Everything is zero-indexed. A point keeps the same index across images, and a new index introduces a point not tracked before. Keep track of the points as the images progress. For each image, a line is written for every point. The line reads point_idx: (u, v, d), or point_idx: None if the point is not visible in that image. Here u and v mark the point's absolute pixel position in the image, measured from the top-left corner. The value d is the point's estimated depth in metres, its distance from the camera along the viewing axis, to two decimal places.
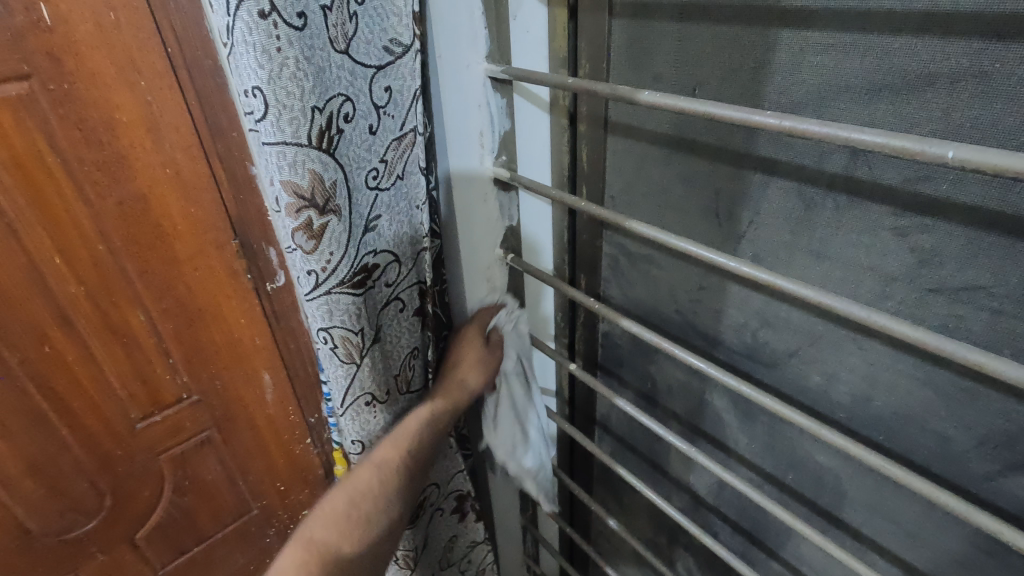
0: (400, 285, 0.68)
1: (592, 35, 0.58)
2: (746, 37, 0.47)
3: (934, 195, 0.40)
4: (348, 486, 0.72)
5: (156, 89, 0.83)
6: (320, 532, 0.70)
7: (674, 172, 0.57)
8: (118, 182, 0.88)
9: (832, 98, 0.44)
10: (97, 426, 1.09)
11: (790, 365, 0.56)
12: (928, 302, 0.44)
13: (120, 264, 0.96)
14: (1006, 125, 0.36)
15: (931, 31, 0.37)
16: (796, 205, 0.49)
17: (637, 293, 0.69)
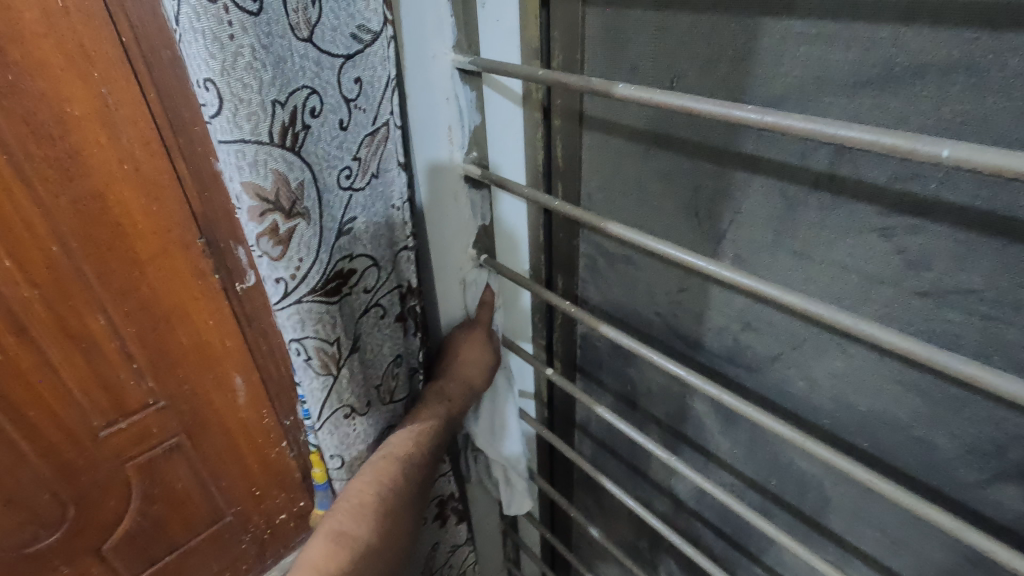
0: (381, 290, 0.65)
1: (566, 23, 0.54)
2: (726, 26, 0.44)
3: (923, 195, 0.38)
4: (368, 472, 0.68)
5: (110, 80, 0.78)
6: (346, 523, 0.65)
7: (652, 169, 0.54)
8: (70, 179, 0.83)
9: (816, 92, 0.41)
10: (56, 434, 1.04)
11: (773, 370, 0.54)
12: (916, 306, 0.42)
13: (76, 265, 0.90)
14: (999, 120, 0.34)
15: (919, 20, 0.35)
16: (779, 205, 0.46)
17: (615, 295, 0.66)
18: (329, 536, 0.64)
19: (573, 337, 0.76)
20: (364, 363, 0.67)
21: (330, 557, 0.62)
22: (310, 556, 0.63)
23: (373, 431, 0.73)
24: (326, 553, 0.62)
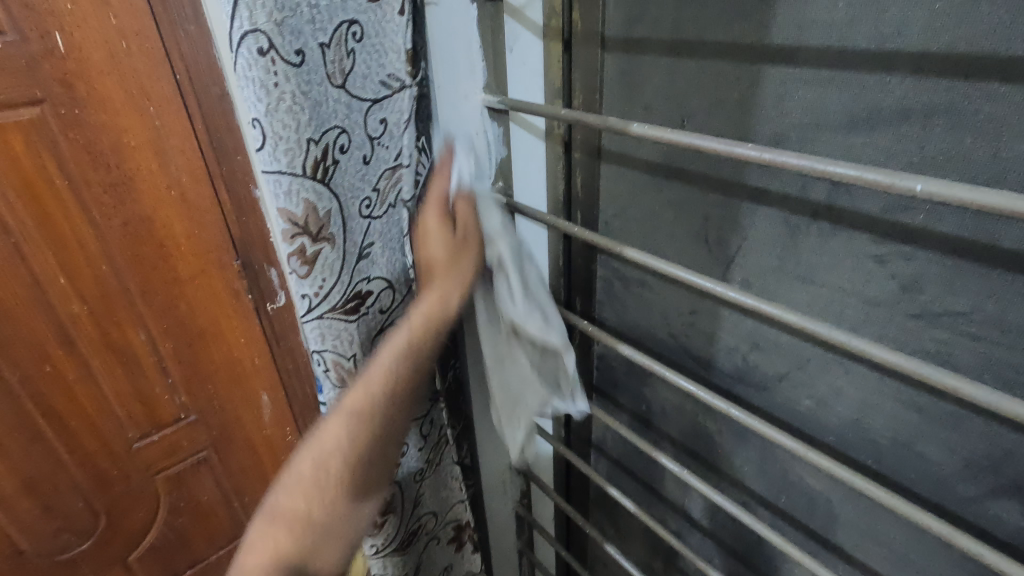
0: (395, 310, 0.68)
1: (585, 68, 0.60)
2: (731, 72, 0.49)
3: (912, 224, 0.42)
4: (314, 440, 0.62)
5: (164, 113, 0.85)
6: (289, 502, 0.62)
7: (665, 199, 0.59)
8: (123, 204, 0.90)
9: (814, 131, 0.46)
10: (94, 444, 1.09)
11: (781, 388, 0.57)
12: (911, 327, 0.45)
13: (123, 283, 0.97)
14: (976, 159, 0.38)
15: (901, 69, 0.39)
16: (782, 232, 0.50)
17: (632, 317, 0.70)
18: (274, 514, 0.62)
19: (589, 358, 0.79)
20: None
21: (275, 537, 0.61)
22: (259, 539, 0.62)
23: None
24: (274, 531, 0.62)
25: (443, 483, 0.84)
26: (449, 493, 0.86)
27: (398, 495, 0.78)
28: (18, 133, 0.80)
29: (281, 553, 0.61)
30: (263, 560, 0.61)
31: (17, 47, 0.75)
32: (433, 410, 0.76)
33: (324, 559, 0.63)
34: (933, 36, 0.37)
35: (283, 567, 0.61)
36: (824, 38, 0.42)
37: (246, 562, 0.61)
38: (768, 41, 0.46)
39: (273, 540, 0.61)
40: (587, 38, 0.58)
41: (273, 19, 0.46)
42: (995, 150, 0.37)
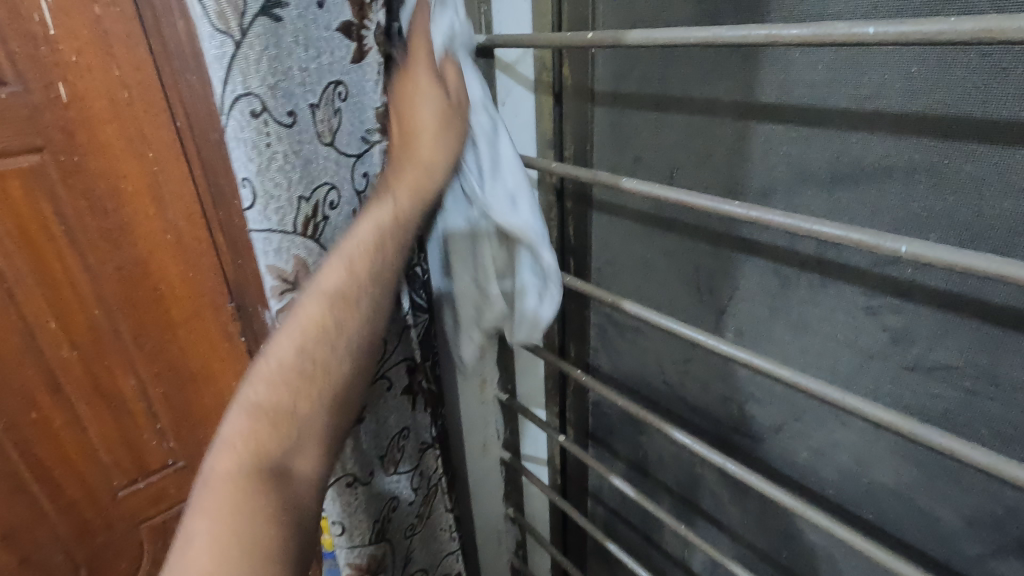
0: (387, 363, 0.63)
1: (577, 122, 0.61)
2: (716, 127, 0.50)
3: (899, 278, 0.42)
4: (293, 319, 0.48)
5: (163, 158, 0.87)
6: (267, 396, 0.47)
7: (657, 248, 0.59)
8: (119, 249, 0.90)
9: (801, 186, 0.47)
10: (79, 493, 1.07)
11: (778, 439, 0.56)
12: (906, 378, 0.45)
13: (115, 327, 0.96)
14: (960, 218, 0.39)
15: (883, 128, 0.40)
16: (773, 282, 0.51)
17: (626, 365, 0.69)
18: (251, 413, 0.46)
19: (585, 405, 0.78)
20: (368, 438, 0.65)
21: (251, 441, 0.45)
22: (230, 443, 0.45)
23: (378, 505, 0.70)
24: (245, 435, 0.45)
25: (434, 536, 0.80)
26: (439, 547, 0.81)
27: (388, 554, 0.74)
28: (17, 180, 0.81)
29: (261, 461, 0.45)
30: (237, 469, 0.43)
31: (20, 96, 0.76)
32: (424, 461, 0.72)
33: (303, 474, 0.47)
34: (913, 100, 0.38)
35: (264, 478, 0.44)
36: (808, 100, 0.44)
37: (209, 480, 0.43)
38: (754, 99, 0.47)
39: (250, 445, 0.45)
40: (578, 91, 0.60)
41: (267, 83, 0.47)
42: (978, 209, 0.38)
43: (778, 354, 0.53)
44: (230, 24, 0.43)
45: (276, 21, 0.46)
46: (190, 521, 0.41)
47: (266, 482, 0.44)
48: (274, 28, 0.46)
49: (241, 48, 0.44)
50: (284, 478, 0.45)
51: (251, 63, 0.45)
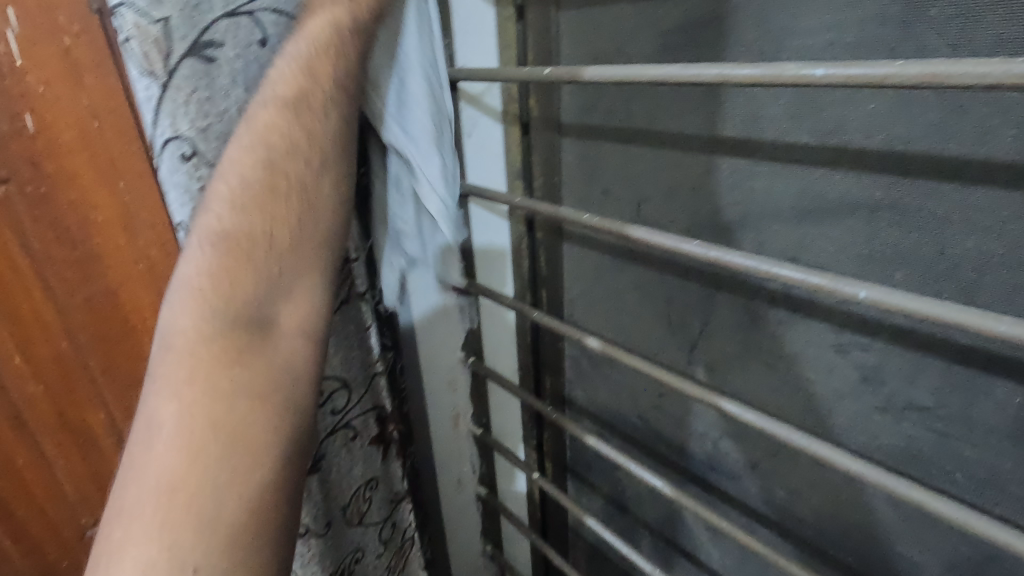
0: (349, 413, 0.61)
1: (545, 152, 0.60)
2: (686, 160, 0.51)
3: (868, 316, 0.43)
4: (248, 132, 0.44)
5: (133, 175, 0.65)
6: (232, 223, 0.43)
7: (629, 281, 0.59)
8: (92, 281, 0.72)
9: (766, 221, 0.48)
10: (44, 536, 1.00)
11: (754, 478, 0.54)
12: (876, 416, 0.46)
13: (83, 357, 0.81)
14: (924, 255, 0.40)
15: (843, 164, 0.42)
16: (743, 316, 0.51)
17: (602, 398, 0.67)
18: (216, 244, 0.43)
19: (562, 440, 0.75)
20: (329, 492, 0.62)
21: (224, 275, 0.43)
22: (191, 285, 0.42)
23: (337, 559, 0.66)
24: (210, 273, 0.43)
25: None
26: None
27: None
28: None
29: (233, 305, 0.43)
30: (201, 322, 0.42)
31: None
32: (398, 512, 0.72)
33: (290, 321, 0.45)
34: (872, 136, 0.40)
35: (240, 330, 0.43)
36: (775, 134, 0.45)
37: (173, 333, 0.42)
38: (718, 134, 0.48)
39: (215, 289, 0.43)
40: (546, 122, 0.59)
41: (196, 126, 0.47)
42: (943, 246, 0.39)
43: (754, 386, 0.53)
44: (154, 64, 0.44)
45: (207, 63, 0.46)
46: (160, 381, 0.41)
47: (245, 329, 0.43)
48: (204, 69, 0.46)
49: (167, 90, 0.45)
50: (262, 327, 0.44)
51: (178, 106, 0.46)
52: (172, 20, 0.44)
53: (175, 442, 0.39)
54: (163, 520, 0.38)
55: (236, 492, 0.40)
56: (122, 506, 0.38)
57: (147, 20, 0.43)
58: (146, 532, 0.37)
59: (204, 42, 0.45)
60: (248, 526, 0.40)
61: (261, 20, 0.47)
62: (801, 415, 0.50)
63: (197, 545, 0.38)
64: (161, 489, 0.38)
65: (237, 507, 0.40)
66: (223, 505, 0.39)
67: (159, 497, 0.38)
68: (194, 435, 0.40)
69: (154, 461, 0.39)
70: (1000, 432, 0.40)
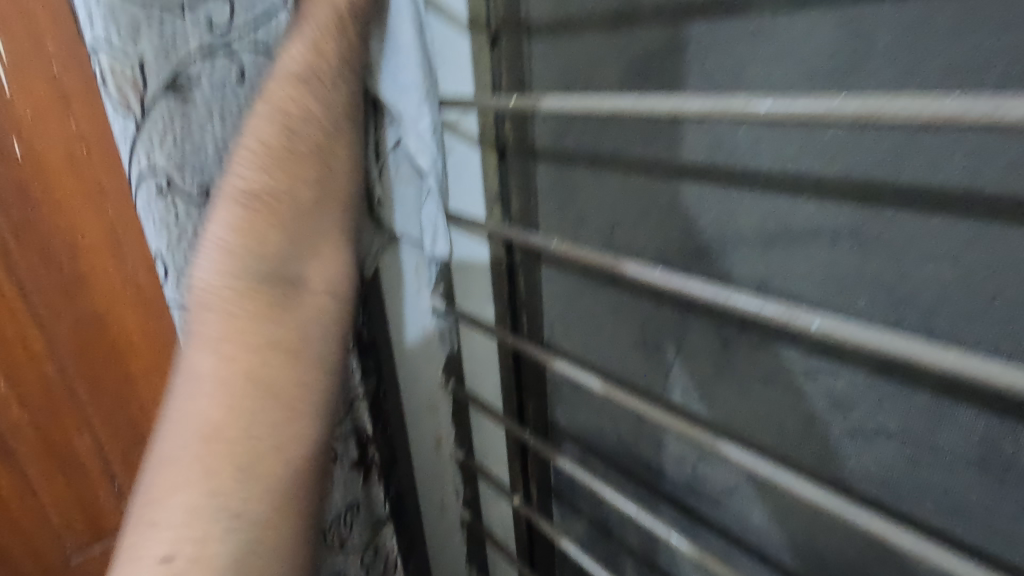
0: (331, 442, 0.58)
1: (521, 172, 0.64)
2: (656, 193, 0.59)
3: (826, 344, 0.50)
4: (267, 100, 0.45)
5: (113, 185, 0.82)
6: (260, 185, 0.46)
7: (606, 304, 0.65)
8: (76, 302, 0.89)
9: (735, 245, 0.55)
10: (27, 559, 1.04)
11: (731, 503, 0.60)
12: (843, 442, 0.52)
13: (76, 392, 0.96)
14: (860, 301, 0.49)
15: (803, 191, 0.49)
16: (715, 341, 0.58)
17: (587, 426, 0.71)
18: (246, 202, 0.46)
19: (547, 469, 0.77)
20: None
21: (252, 229, 0.46)
22: (222, 243, 0.46)
23: None
24: (239, 232, 0.46)
25: None
26: None
27: None
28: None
29: (261, 264, 0.47)
30: (233, 281, 0.46)
31: None
32: (380, 536, 0.70)
33: (319, 278, 0.50)
34: (829, 163, 0.47)
35: (269, 289, 0.48)
36: (733, 164, 0.53)
37: (205, 295, 0.47)
38: (680, 159, 0.56)
39: (246, 246, 0.46)
40: (522, 147, 0.63)
41: (174, 160, 0.48)
42: (903, 274, 0.46)
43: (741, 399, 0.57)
44: (131, 101, 0.45)
45: (183, 99, 0.47)
46: (196, 335, 0.47)
47: (275, 286, 0.48)
48: (179, 106, 0.47)
49: (144, 125, 0.46)
50: (291, 285, 0.49)
51: (156, 139, 0.47)
52: (148, 59, 0.45)
53: (213, 399, 0.47)
54: (201, 466, 0.46)
55: (271, 448, 0.47)
56: (169, 453, 0.46)
57: (124, 62, 0.44)
58: (190, 475, 0.46)
59: (179, 75, 0.46)
60: (282, 470, 0.48)
61: (238, 53, 0.48)
62: (780, 428, 0.55)
63: (235, 480, 0.46)
64: (201, 442, 0.46)
65: (275, 464, 0.48)
66: (261, 453, 0.47)
67: (201, 448, 0.46)
68: (232, 386, 0.47)
69: (195, 420, 0.46)
70: (966, 457, 0.45)
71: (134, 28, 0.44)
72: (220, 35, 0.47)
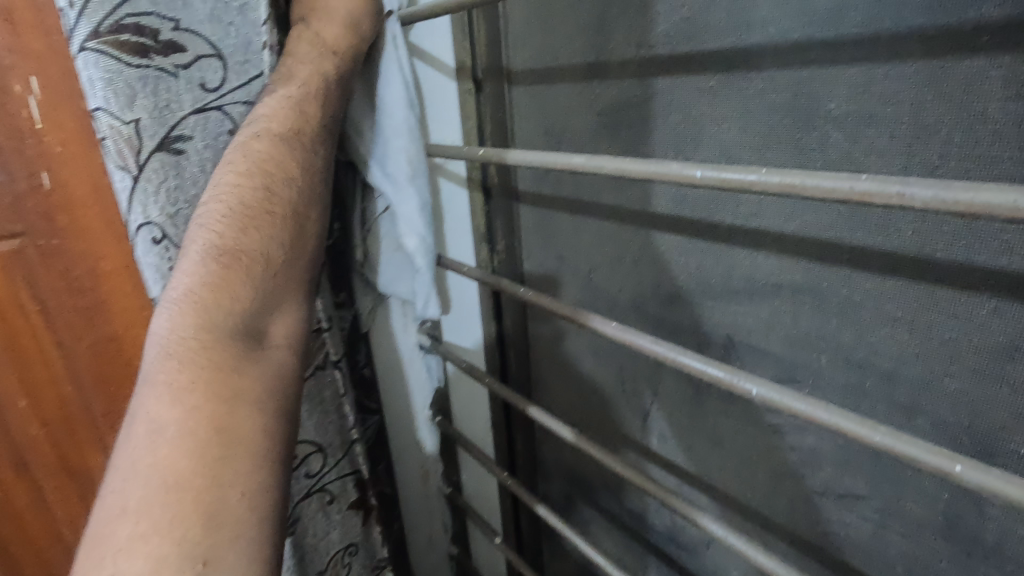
0: (326, 476, 0.52)
1: (506, 221, 0.53)
2: (624, 235, 0.43)
3: (795, 359, 0.35)
4: (211, 27, 0.37)
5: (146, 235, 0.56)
6: (239, 243, 0.33)
7: (585, 345, 0.51)
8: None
9: (720, 201, 0.36)
10: None
11: (710, 554, 0.47)
12: (818, 507, 0.36)
13: None
14: (880, 336, 0.30)
15: (739, 157, 0.34)
16: (686, 389, 0.42)
17: (569, 462, 0.59)
18: (219, 261, 0.32)
19: (538, 522, 0.66)
20: (299, 559, 0.52)
21: (241, 206, 0.33)
22: (194, 298, 0.30)
23: None
24: (218, 290, 0.31)
25: None
26: None
27: None
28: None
29: (235, 314, 0.31)
30: (209, 334, 0.30)
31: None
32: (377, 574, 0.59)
33: (279, 330, 0.33)
34: (789, 220, 0.32)
35: (230, 337, 0.30)
36: (700, 214, 0.37)
37: (173, 344, 0.29)
38: (645, 153, 0.40)
39: (219, 305, 0.31)
40: (505, 189, 0.53)
41: (121, 91, 0.36)
42: (860, 333, 0.31)
43: (739, 437, 0.40)
44: (128, 160, 0.37)
45: (177, 155, 0.38)
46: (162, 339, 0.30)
47: (224, 260, 0.32)
48: (121, 66, 0.35)
49: (104, 104, 0.36)
50: (251, 336, 0.31)
51: (151, 195, 0.38)
52: (143, 120, 0.37)
53: (182, 444, 0.27)
54: (169, 514, 0.25)
55: (243, 484, 0.27)
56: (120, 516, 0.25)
57: (121, 123, 0.36)
58: (140, 547, 0.25)
59: (174, 135, 0.38)
60: (251, 527, 0.27)
61: (232, 111, 0.39)
62: (755, 488, 0.40)
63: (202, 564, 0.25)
64: (167, 491, 0.26)
65: (241, 500, 0.27)
66: (230, 505, 0.27)
67: (164, 492, 0.26)
68: (210, 391, 0.28)
69: (158, 463, 0.26)
70: (931, 528, 0.31)
71: (133, 93, 0.36)
72: (214, 97, 0.38)
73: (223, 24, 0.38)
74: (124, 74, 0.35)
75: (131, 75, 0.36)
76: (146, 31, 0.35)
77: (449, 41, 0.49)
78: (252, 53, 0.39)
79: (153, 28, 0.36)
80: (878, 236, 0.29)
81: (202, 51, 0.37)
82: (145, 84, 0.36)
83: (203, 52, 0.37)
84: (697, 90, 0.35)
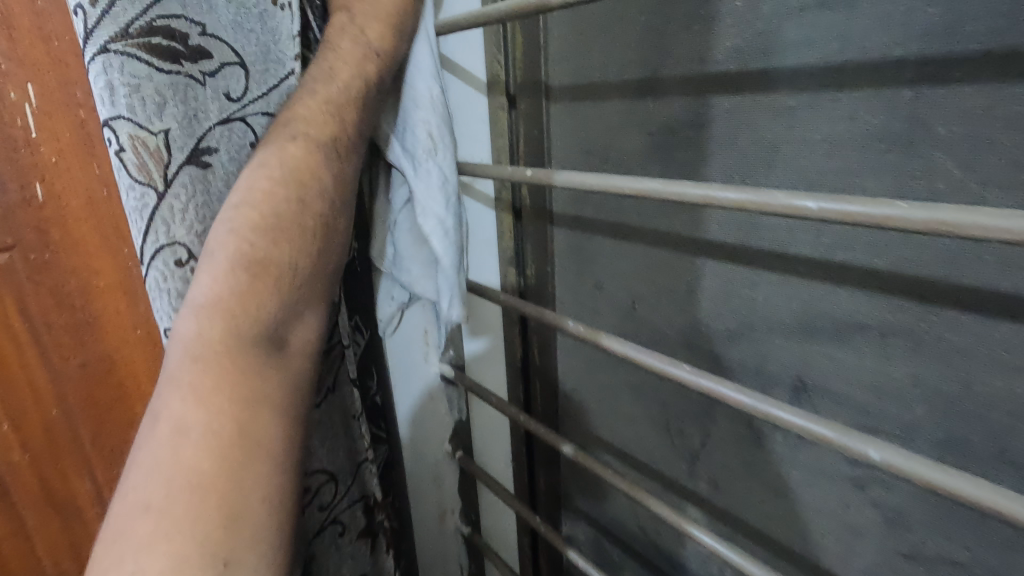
0: (339, 507, 0.47)
1: (536, 243, 0.50)
2: (674, 264, 0.40)
3: (880, 406, 0.32)
4: (235, 31, 0.34)
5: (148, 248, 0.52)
6: (270, 253, 0.28)
7: (623, 380, 0.47)
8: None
9: (792, 231, 0.32)
10: None
11: None
12: (904, 569, 0.33)
13: None
14: (989, 386, 0.27)
15: (817, 184, 0.31)
16: (744, 433, 0.39)
17: (599, 503, 0.55)
18: (248, 269, 0.27)
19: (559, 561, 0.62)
20: None
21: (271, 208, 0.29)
22: (220, 302, 0.26)
23: None
24: (246, 296, 0.27)
25: None
26: None
27: None
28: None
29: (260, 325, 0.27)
30: (232, 340, 0.26)
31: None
32: None
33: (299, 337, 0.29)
34: (882, 253, 0.29)
35: (254, 351, 0.26)
36: (768, 245, 0.34)
37: (197, 347, 0.25)
38: (701, 178, 0.37)
39: (247, 312, 0.27)
40: (537, 212, 0.49)
41: (145, 97, 0.32)
42: (965, 382, 0.28)
43: (808, 488, 0.36)
44: (152, 174, 0.33)
45: (205, 169, 0.34)
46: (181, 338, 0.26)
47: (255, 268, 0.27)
48: (148, 70, 0.32)
49: (125, 110, 0.32)
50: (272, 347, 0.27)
51: (176, 214, 0.34)
52: (173, 130, 0.33)
53: (206, 450, 0.23)
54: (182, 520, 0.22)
55: (264, 488, 0.24)
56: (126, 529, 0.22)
57: (146, 132, 0.32)
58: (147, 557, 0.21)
59: (202, 146, 0.34)
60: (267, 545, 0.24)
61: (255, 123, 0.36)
62: (825, 544, 0.36)
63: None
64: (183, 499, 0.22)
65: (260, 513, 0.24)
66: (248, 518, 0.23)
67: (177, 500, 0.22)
68: (231, 393, 0.25)
69: (175, 466, 0.23)
70: None
71: (163, 101, 0.32)
72: (238, 107, 0.35)
73: (243, 31, 0.34)
74: (154, 79, 0.32)
75: (161, 81, 0.32)
76: (176, 35, 0.32)
77: (481, 55, 0.46)
78: (271, 61, 0.36)
79: (182, 32, 0.32)
80: (996, 276, 0.26)
81: (227, 58, 0.34)
82: (174, 91, 0.33)
83: (229, 59, 0.34)
84: (766, 111, 0.33)
